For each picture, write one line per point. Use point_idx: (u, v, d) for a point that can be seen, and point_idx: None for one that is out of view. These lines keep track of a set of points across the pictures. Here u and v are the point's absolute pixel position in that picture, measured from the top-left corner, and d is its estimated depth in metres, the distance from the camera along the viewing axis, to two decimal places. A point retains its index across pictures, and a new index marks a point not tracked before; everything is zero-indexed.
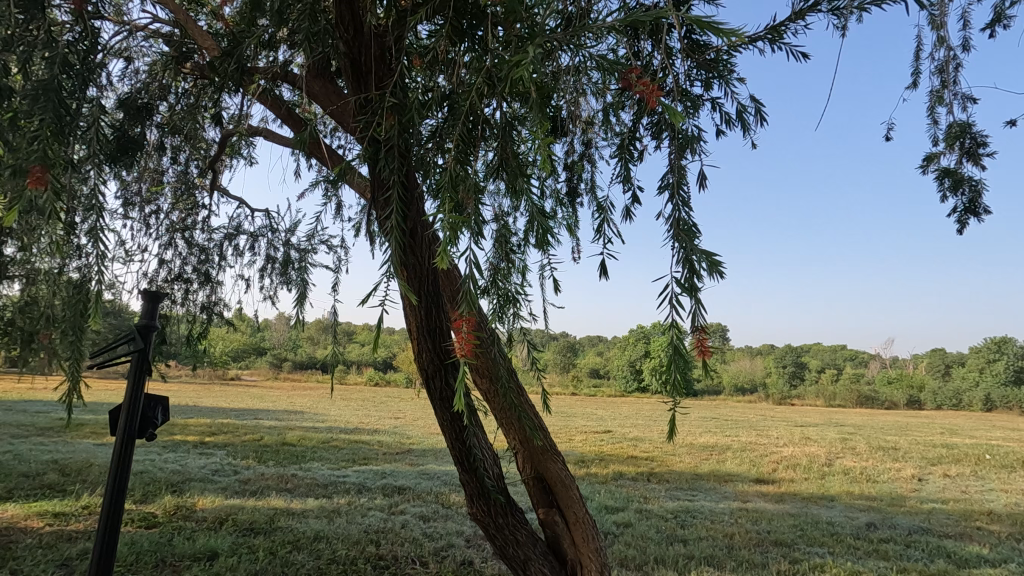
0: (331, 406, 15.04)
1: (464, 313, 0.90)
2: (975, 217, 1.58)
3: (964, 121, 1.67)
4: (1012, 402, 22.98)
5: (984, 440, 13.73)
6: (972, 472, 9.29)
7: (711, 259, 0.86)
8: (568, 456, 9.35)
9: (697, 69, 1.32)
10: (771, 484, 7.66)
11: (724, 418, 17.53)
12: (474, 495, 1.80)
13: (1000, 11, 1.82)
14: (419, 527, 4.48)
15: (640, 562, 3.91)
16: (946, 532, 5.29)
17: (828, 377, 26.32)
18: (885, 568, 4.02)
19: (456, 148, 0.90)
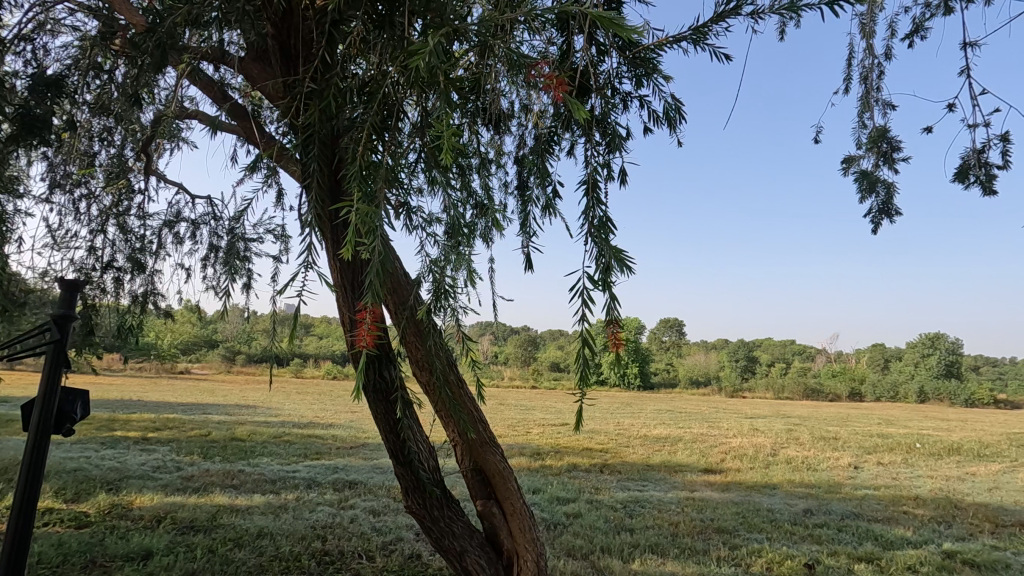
0: (285, 400, 14.65)
1: (370, 305, 0.89)
2: (889, 218, 1.71)
3: (884, 126, 1.77)
4: (943, 394, 24.45)
5: (916, 430, 14.55)
6: (903, 460, 9.85)
7: (621, 255, 0.90)
8: (524, 449, 9.42)
9: (626, 67, 1.34)
10: (718, 473, 7.93)
11: (678, 411, 18.03)
12: (409, 488, 1.79)
13: (919, 22, 1.92)
14: (368, 521, 4.43)
15: (586, 551, 3.99)
16: (875, 516, 5.60)
17: (777, 371, 27.42)
18: (816, 552, 4.22)
19: (368, 136, 0.89)
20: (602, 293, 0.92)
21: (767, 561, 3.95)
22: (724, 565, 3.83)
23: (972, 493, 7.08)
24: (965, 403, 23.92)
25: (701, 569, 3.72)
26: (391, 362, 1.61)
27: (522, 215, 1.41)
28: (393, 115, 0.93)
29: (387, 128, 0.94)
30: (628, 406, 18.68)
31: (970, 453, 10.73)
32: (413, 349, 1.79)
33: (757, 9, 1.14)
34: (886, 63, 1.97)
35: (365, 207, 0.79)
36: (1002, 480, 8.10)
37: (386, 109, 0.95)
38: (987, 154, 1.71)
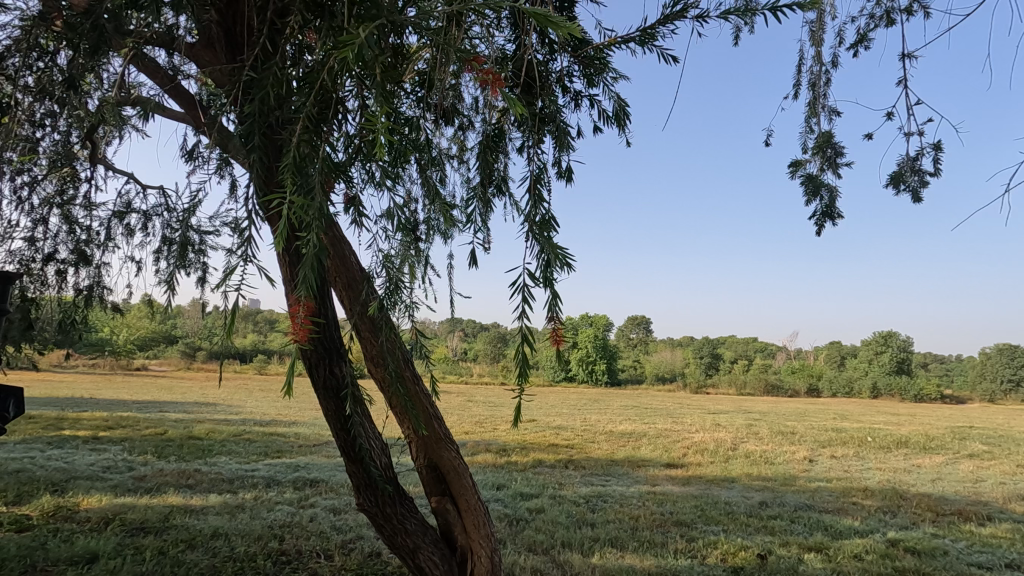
0: (247, 397, 14.30)
1: (306, 300, 0.88)
2: (831, 221, 1.77)
3: (829, 132, 1.84)
4: (894, 390, 25.51)
5: (868, 424, 15.16)
6: (855, 453, 10.25)
7: (560, 252, 0.91)
8: (490, 445, 9.42)
9: (576, 65, 1.36)
10: (679, 468, 8.12)
11: (644, 407, 18.35)
12: (360, 486, 1.78)
13: (863, 33, 2.00)
14: (328, 520, 4.37)
15: (547, 546, 4.03)
16: (826, 508, 5.82)
17: (739, 367, 28.18)
18: (769, 542, 4.36)
19: (305, 126, 0.87)
20: (543, 290, 0.92)
21: (722, 553, 4.05)
22: (680, 557, 3.93)
23: (917, 483, 7.42)
24: (914, 398, 25.00)
25: (659, 561, 3.79)
26: (341, 359, 1.63)
27: (469, 211, 1.40)
28: (332, 107, 0.92)
29: (324, 121, 0.92)
30: (596, 402, 18.89)
31: (917, 446, 11.22)
32: (366, 345, 1.78)
33: (703, 13, 1.17)
34: (832, 71, 2.04)
35: (300, 200, 0.77)
36: (945, 472, 8.51)
37: (324, 101, 0.93)
38: (920, 162, 1.79)
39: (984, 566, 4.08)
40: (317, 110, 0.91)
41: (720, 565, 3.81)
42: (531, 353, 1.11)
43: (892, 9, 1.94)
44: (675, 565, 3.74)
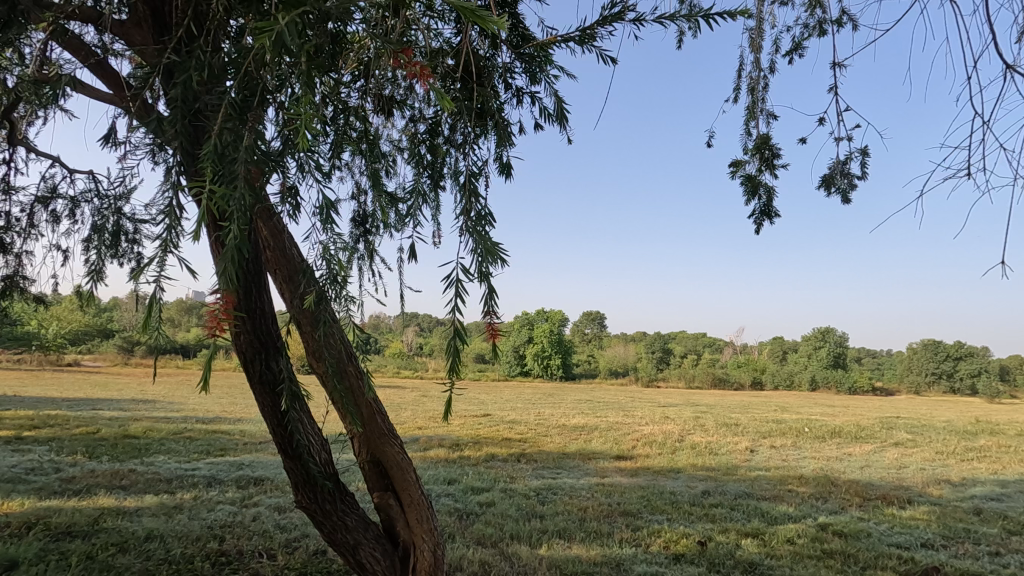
0: (190, 392, 13.71)
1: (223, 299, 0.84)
2: (769, 220, 1.85)
3: (766, 134, 1.92)
4: (831, 383, 26.94)
5: (805, 415, 15.96)
6: (793, 443, 10.78)
7: (495, 248, 0.91)
8: (443, 440, 9.38)
9: (519, 62, 1.37)
10: (628, 459, 8.33)
11: (596, 400, 18.72)
12: (298, 484, 1.74)
13: (797, 42, 2.09)
14: (272, 518, 4.26)
15: (496, 539, 4.05)
16: (763, 495, 6.10)
17: (688, 362, 29.15)
18: (709, 529, 4.54)
19: (228, 113, 0.84)
20: (478, 282, 0.91)
21: (665, 541, 4.19)
22: (625, 546, 4.03)
23: (847, 471, 7.87)
24: (848, 391, 26.46)
25: (604, 551, 3.89)
26: (278, 354, 1.60)
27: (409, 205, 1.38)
28: (260, 93, 0.89)
29: (250, 108, 0.90)
30: (550, 397, 19.09)
31: (849, 435, 11.90)
32: (307, 340, 1.74)
33: (639, 18, 1.20)
34: (769, 76, 2.13)
35: (220, 190, 0.75)
36: (873, 459, 9.07)
37: (249, 88, 0.91)
38: (849, 166, 1.89)
39: (903, 546, 4.38)
40: (241, 96, 0.89)
41: (663, 552, 3.94)
42: (464, 350, 1.08)
43: (824, 20, 2.04)
44: (619, 554, 3.83)
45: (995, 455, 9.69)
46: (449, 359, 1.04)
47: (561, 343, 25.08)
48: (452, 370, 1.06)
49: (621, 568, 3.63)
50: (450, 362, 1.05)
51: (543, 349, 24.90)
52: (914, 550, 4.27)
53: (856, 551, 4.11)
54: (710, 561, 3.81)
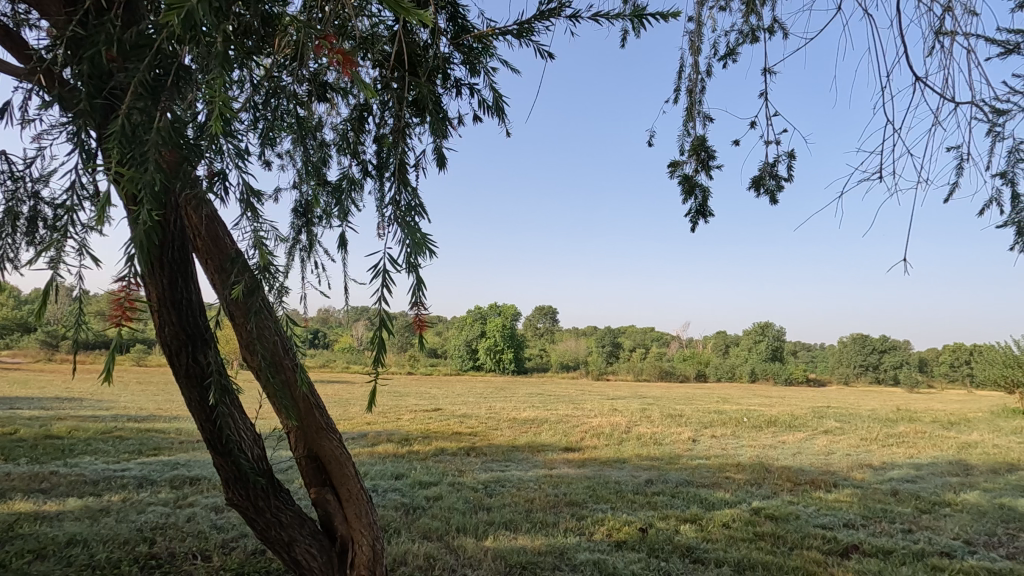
0: (120, 390, 12.97)
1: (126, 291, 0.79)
2: (703, 219, 1.92)
3: (703, 136, 1.99)
4: (769, 374, 28.24)
5: (745, 406, 16.69)
6: (732, 432, 11.26)
7: (423, 239, 0.91)
8: (392, 435, 9.26)
9: (456, 53, 1.37)
10: (576, 451, 8.50)
11: (547, 394, 18.97)
12: (229, 480, 1.68)
13: (732, 47, 2.18)
14: (208, 519, 4.10)
15: (442, 532, 4.05)
16: (703, 482, 6.36)
17: (636, 356, 29.98)
18: (650, 516, 4.70)
19: (139, 94, 0.80)
20: (407, 275, 0.91)
21: (608, 529, 4.30)
22: (569, 535, 4.12)
23: (780, 458, 8.31)
24: (784, 382, 27.84)
25: (549, 540, 3.95)
26: (206, 346, 1.54)
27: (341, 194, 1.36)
28: (177, 73, 0.86)
29: (164, 88, 0.85)
30: (502, 391, 19.17)
31: (783, 424, 12.53)
32: (240, 332, 1.68)
33: (575, 15, 1.22)
34: (707, 79, 2.21)
35: (128, 171, 0.71)
36: (804, 446, 9.59)
37: (163, 67, 0.87)
38: (778, 168, 1.98)
39: (827, 527, 4.66)
40: (155, 75, 0.84)
41: (606, 540, 4.04)
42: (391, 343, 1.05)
43: (756, 28, 2.13)
44: (563, 543, 3.91)
45: (912, 440, 10.44)
46: (376, 350, 1.01)
47: (513, 338, 25.23)
48: (378, 362, 1.03)
49: (565, 556, 3.70)
50: (376, 354, 1.01)
51: (495, 343, 24.95)
52: (836, 530, 4.55)
53: (785, 533, 4.35)
54: (650, 547, 3.94)
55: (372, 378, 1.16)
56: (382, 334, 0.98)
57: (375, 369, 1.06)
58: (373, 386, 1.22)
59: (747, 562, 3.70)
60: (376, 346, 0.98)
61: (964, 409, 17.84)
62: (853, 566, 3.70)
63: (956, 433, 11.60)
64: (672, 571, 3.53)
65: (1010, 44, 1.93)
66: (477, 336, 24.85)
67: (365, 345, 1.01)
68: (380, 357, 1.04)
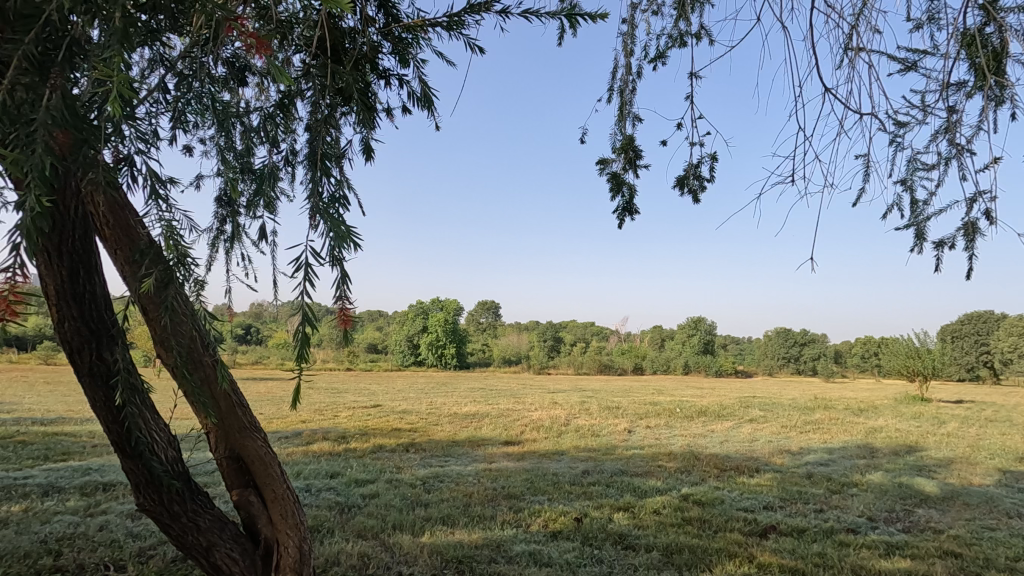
0: (24, 392, 11.91)
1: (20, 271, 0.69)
2: (629, 216, 1.98)
3: (632, 136, 2.05)
4: (701, 367, 29.57)
5: (678, 397, 17.41)
6: (665, 423, 11.72)
7: (345, 231, 0.88)
8: (328, 433, 9.02)
9: (383, 42, 1.34)
10: (515, 444, 8.58)
11: (489, 388, 19.04)
12: (140, 485, 1.59)
13: (661, 51, 2.25)
14: (123, 527, 3.84)
15: (377, 530, 3.99)
16: (636, 471, 6.59)
17: (577, 350, 30.61)
18: (585, 506, 4.82)
19: (25, 68, 0.73)
20: (331, 269, 0.88)
21: (544, 520, 4.37)
22: (506, 528, 4.15)
23: (709, 446, 8.73)
24: (714, 374, 29.25)
25: (486, 534, 3.97)
26: (113, 342, 1.44)
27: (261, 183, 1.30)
28: (69, 46, 0.79)
29: (55, 64, 0.78)
30: (443, 385, 19.06)
31: (713, 414, 13.17)
32: (153, 327, 1.58)
33: (505, 9, 1.23)
34: (638, 80, 2.27)
35: (13, 153, 0.65)
36: (730, 434, 10.12)
37: (54, 41, 0.80)
38: (701, 169, 2.07)
39: (749, 509, 4.94)
40: (42, 50, 0.77)
41: (542, 531, 4.11)
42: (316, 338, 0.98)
43: (685, 34, 2.21)
44: (500, 536, 3.94)
45: (826, 426, 11.24)
46: (299, 346, 0.93)
47: (455, 333, 25.12)
48: (302, 358, 0.95)
49: (501, 548, 3.74)
50: (299, 351, 0.94)
51: (436, 338, 24.76)
52: (757, 512, 4.84)
53: (710, 517, 4.57)
54: (584, 536, 4.04)
55: (293, 375, 1.08)
56: (307, 329, 0.92)
57: (297, 366, 0.99)
58: (295, 383, 1.15)
59: (675, 546, 3.87)
60: (299, 343, 0.90)
61: (871, 397, 19.37)
62: (770, 545, 3.93)
63: (864, 419, 12.58)
64: (605, 558, 3.64)
65: (908, 62, 2.11)
66: (419, 331, 24.73)
67: (285, 339, 0.93)
68: (303, 353, 0.96)
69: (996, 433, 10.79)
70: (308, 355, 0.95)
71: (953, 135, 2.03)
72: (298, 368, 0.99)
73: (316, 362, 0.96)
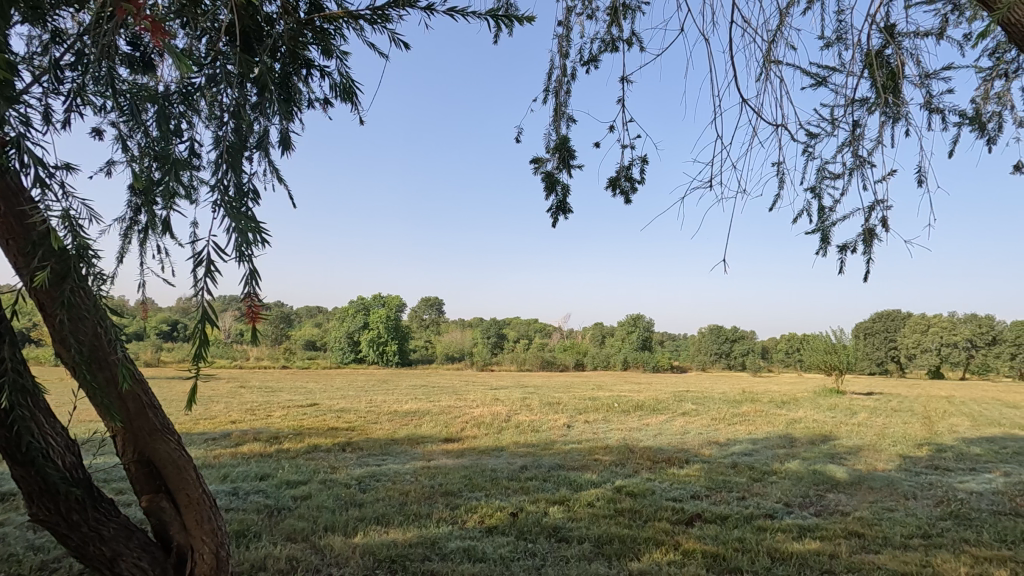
0: None
1: None
2: (562, 215, 2.03)
3: (565, 137, 2.09)
4: (639, 362, 30.55)
5: (615, 393, 17.91)
6: (602, 417, 12.03)
7: (252, 227, 0.86)
8: (260, 433, 8.66)
9: (302, 32, 1.32)
10: (455, 441, 8.56)
11: (432, 385, 18.87)
12: (34, 494, 1.48)
13: (594, 55, 2.31)
14: (23, 539, 3.54)
15: (308, 533, 3.87)
16: (573, 465, 6.74)
17: (520, 347, 30.86)
18: (521, 500, 4.88)
19: None
20: (238, 266, 0.85)
21: (480, 516, 4.39)
22: (442, 525, 4.14)
23: (643, 439, 9.04)
24: (652, 370, 30.28)
25: (420, 532, 3.95)
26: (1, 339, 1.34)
27: (166, 176, 1.23)
28: None
29: None
30: (383, 383, 18.68)
31: (648, 408, 13.66)
32: (50, 325, 1.46)
33: (431, 6, 1.23)
34: (571, 82, 2.32)
35: None
36: (663, 427, 10.52)
37: None
38: (631, 172, 2.14)
39: (677, 499, 5.16)
40: None
41: (478, 527, 4.13)
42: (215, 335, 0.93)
43: (616, 39, 2.28)
44: (435, 533, 3.93)
45: (752, 418, 11.87)
46: (195, 345, 0.91)
47: (397, 329, 24.75)
48: (199, 357, 0.94)
49: (436, 546, 3.73)
50: (195, 349, 0.91)
51: (377, 335, 24.28)
52: (684, 501, 5.06)
53: (641, 508, 4.74)
54: (519, 530, 4.09)
55: (192, 374, 1.04)
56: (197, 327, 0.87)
57: (197, 364, 0.96)
58: (194, 382, 1.11)
59: (606, 536, 3.99)
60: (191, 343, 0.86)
61: (794, 390, 20.61)
62: (695, 533, 4.13)
63: (786, 411, 13.40)
64: (538, 552, 3.70)
65: (818, 77, 2.27)
66: (359, 328, 24.35)
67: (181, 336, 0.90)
68: (200, 352, 0.93)
69: (898, 422, 11.77)
70: (206, 355, 0.94)
71: (856, 147, 2.20)
72: (197, 365, 0.96)
73: (213, 361, 0.95)
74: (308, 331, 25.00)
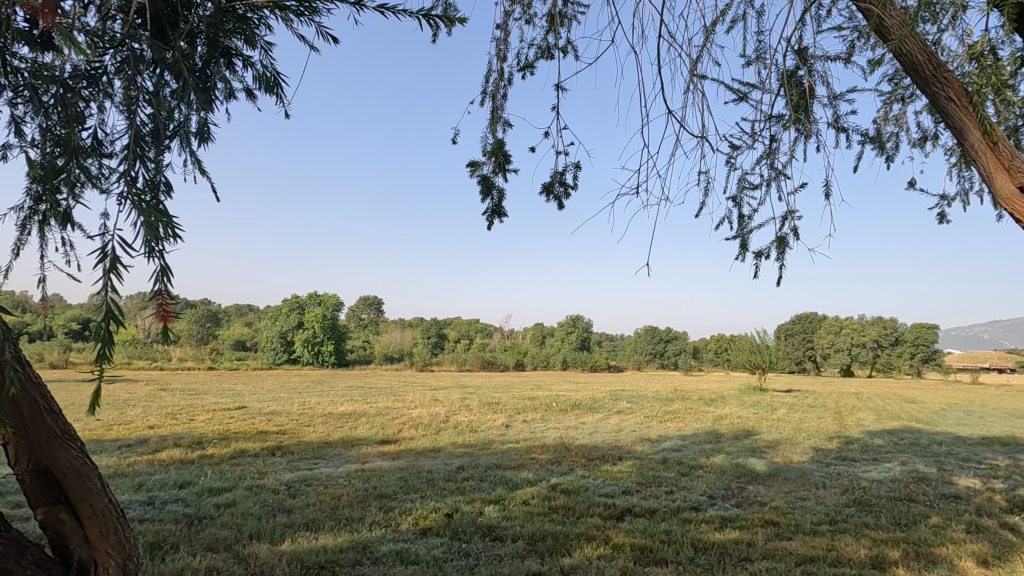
0: None
1: None
2: (498, 218, 2.04)
3: (501, 141, 2.12)
4: (578, 362, 31.18)
5: (554, 392, 18.18)
6: (540, 416, 12.19)
7: (166, 221, 0.83)
8: (181, 439, 8.17)
9: (223, 20, 1.27)
10: (391, 443, 8.41)
11: (370, 386, 18.45)
12: None
13: (530, 61, 2.35)
14: None
15: (230, 542, 3.70)
16: (509, 464, 6.78)
17: (461, 347, 30.74)
18: (456, 501, 4.87)
19: None
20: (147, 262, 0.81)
21: (415, 518, 4.34)
22: (374, 528, 4.06)
23: (579, 437, 9.23)
24: (590, 369, 30.97)
25: (352, 536, 3.86)
26: None
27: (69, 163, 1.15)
28: None
29: None
30: (318, 384, 18.09)
31: (585, 407, 13.96)
32: None
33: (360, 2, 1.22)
34: (508, 86, 2.34)
35: None
36: (599, 426, 10.77)
37: None
38: (565, 177, 2.19)
39: (609, 495, 5.31)
40: None
41: (411, 529, 4.09)
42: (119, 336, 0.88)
43: (551, 47, 2.32)
44: (367, 537, 3.86)
45: (682, 415, 12.39)
46: (97, 346, 0.84)
47: (334, 329, 24.03)
48: (102, 359, 0.86)
49: (367, 550, 3.66)
50: (97, 350, 0.85)
51: (312, 335, 23.43)
52: (615, 497, 5.21)
53: (574, 504, 4.84)
54: (453, 531, 4.08)
55: (95, 377, 0.96)
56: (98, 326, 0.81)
57: (101, 367, 0.89)
58: (97, 385, 1.03)
59: (539, 534, 4.05)
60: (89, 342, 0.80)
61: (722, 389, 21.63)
62: (624, 527, 4.26)
63: (713, 408, 14.06)
64: (471, 551, 3.71)
65: (740, 93, 2.40)
66: (293, 327, 23.48)
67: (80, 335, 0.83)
68: (105, 353, 0.87)
69: (813, 417, 12.62)
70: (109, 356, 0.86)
71: (773, 160, 2.35)
72: (100, 368, 0.89)
73: (118, 363, 0.87)
74: (238, 331, 23.84)
